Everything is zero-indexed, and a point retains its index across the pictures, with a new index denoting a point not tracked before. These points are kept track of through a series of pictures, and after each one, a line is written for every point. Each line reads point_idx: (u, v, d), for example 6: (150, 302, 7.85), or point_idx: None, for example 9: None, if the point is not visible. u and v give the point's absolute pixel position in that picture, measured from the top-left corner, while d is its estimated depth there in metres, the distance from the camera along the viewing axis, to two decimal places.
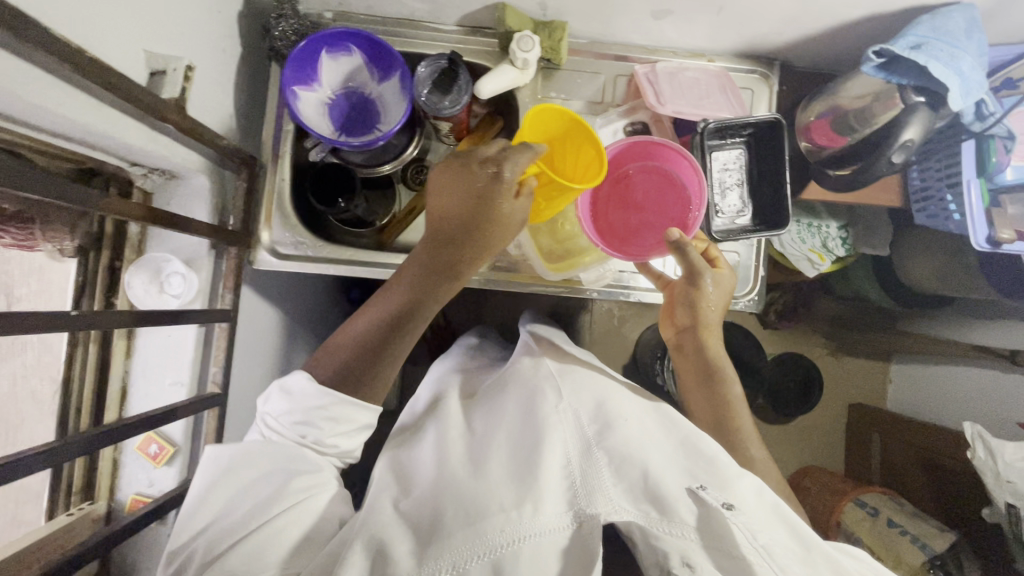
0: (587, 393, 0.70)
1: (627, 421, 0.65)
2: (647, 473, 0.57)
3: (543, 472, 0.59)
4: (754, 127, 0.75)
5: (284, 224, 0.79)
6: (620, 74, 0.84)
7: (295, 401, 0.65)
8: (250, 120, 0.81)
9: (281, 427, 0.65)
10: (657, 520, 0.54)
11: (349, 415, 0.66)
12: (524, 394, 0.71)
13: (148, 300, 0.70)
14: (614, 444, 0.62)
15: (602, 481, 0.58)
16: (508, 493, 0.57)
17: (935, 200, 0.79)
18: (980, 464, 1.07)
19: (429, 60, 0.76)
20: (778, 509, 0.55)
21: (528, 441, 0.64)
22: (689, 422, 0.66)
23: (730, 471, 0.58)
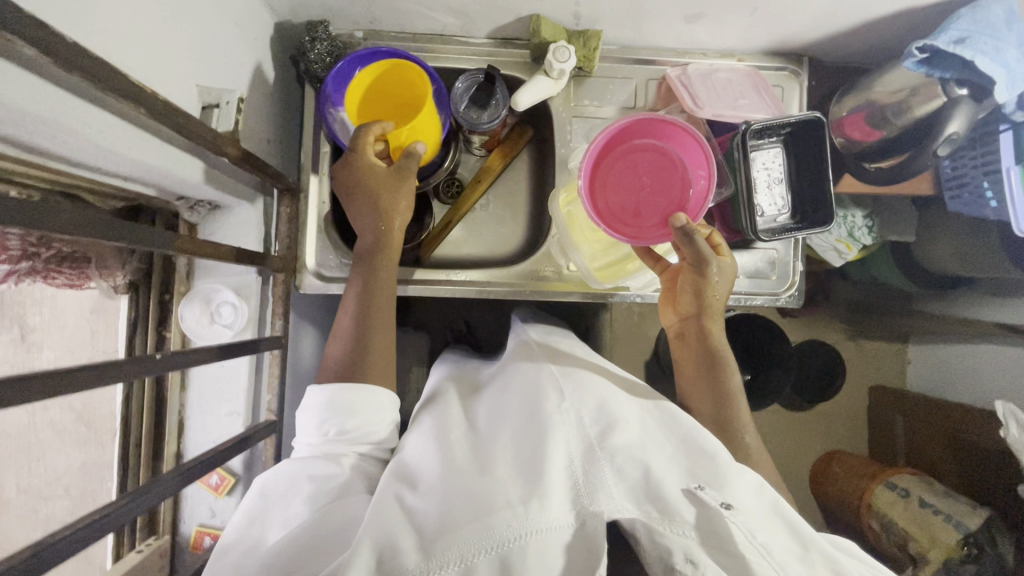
0: (592, 387, 0.64)
1: (632, 417, 0.60)
2: (649, 473, 0.52)
3: (547, 465, 0.52)
4: (792, 126, 0.75)
5: (326, 247, 0.77)
6: (651, 78, 0.84)
7: (311, 410, 0.62)
8: (285, 144, 0.81)
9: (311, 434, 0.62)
10: (659, 520, 0.49)
11: (361, 401, 0.62)
12: (520, 388, 0.66)
13: (201, 332, 0.70)
14: (620, 438, 0.55)
15: (602, 477, 0.52)
16: (511, 486, 0.51)
17: (971, 187, 0.80)
18: (1013, 442, 1.08)
19: (466, 76, 0.76)
20: (779, 512, 0.51)
21: (527, 434, 0.57)
22: (690, 418, 0.60)
23: (730, 468, 0.53)
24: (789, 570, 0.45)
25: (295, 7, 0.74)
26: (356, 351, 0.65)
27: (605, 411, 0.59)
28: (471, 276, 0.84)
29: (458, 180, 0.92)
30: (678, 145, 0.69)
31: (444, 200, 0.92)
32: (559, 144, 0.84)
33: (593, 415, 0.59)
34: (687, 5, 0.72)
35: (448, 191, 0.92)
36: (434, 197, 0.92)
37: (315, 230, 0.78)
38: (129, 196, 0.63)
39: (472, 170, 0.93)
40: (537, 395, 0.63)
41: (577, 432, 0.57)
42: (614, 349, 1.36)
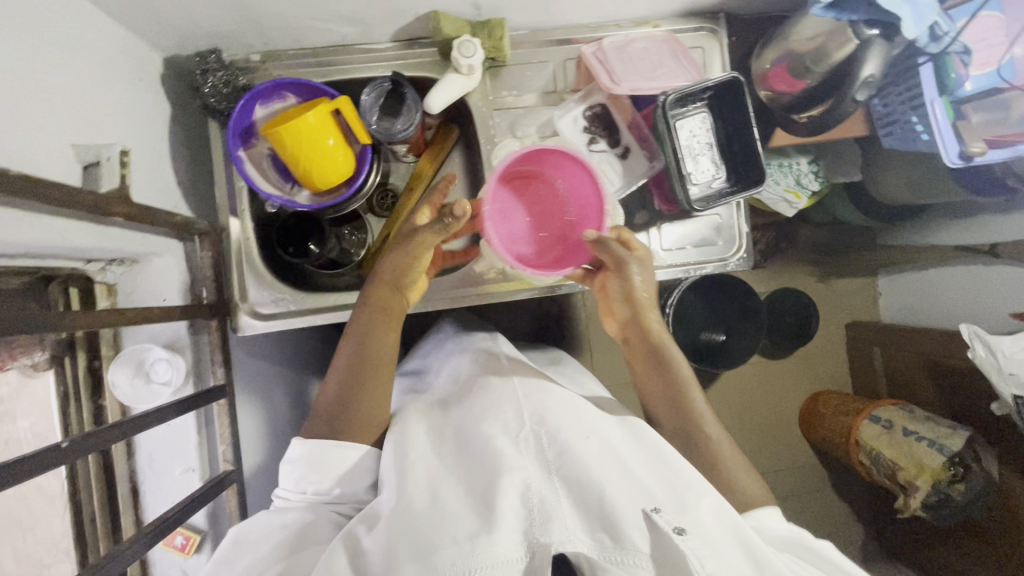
0: (554, 400, 0.64)
1: (593, 431, 0.60)
2: (606, 496, 0.52)
3: (498, 497, 0.52)
4: (712, 89, 0.73)
5: (261, 284, 0.77)
6: (568, 58, 0.81)
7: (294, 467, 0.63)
8: (197, 183, 0.77)
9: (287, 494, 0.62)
10: (611, 550, 0.51)
11: (343, 459, 0.63)
12: (482, 409, 0.64)
13: (138, 395, 0.67)
14: (576, 456, 0.56)
15: (558, 505, 0.53)
16: (465, 522, 0.52)
17: (901, 123, 0.79)
18: (981, 362, 1.10)
19: (372, 86, 0.72)
20: (737, 534, 0.51)
21: (481, 457, 0.57)
22: (653, 438, 0.61)
23: (690, 493, 0.54)
24: None
25: (178, 39, 0.70)
26: (340, 403, 0.66)
27: (565, 430, 0.59)
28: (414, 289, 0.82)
29: (391, 190, 0.89)
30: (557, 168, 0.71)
31: (381, 213, 0.89)
32: (484, 141, 0.81)
33: (552, 435, 0.59)
34: None
35: (383, 204, 0.89)
36: (370, 212, 0.89)
37: (244, 269, 0.76)
38: (30, 269, 0.59)
39: (404, 178, 0.90)
40: (498, 415, 0.62)
41: (536, 458, 0.57)
42: (586, 330, 1.34)
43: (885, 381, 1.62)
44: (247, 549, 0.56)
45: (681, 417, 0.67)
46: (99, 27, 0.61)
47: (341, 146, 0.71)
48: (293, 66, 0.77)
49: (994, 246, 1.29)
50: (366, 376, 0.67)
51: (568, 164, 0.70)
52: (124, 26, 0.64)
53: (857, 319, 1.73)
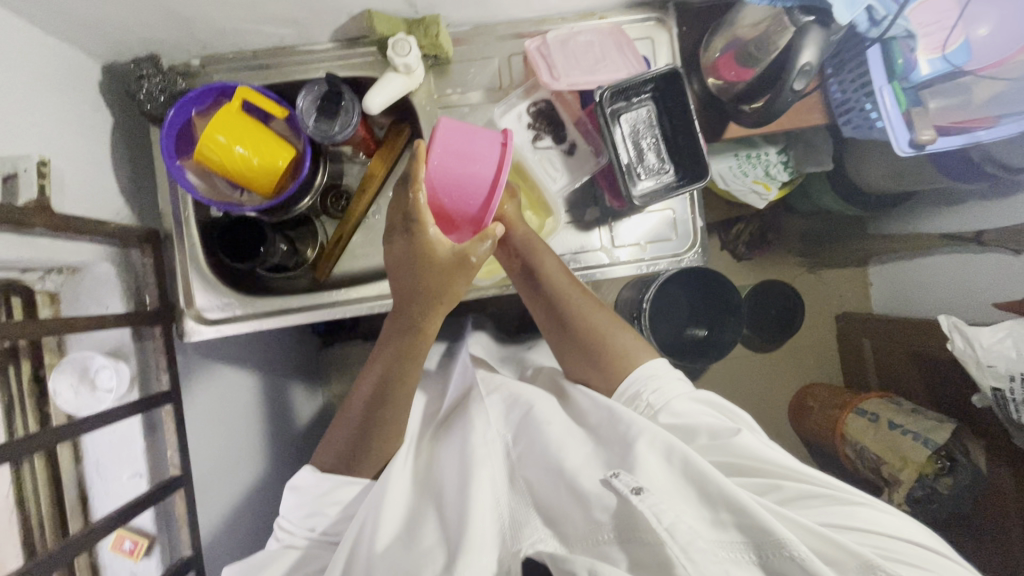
0: (519, 409, 0.68)
1: (557, 419, 0.64)
2: (565, 478, 0.55)
3: (468, 514, 0.55)
4: (653, 82, 0.71)
5: (207, 290, 0.78)
6: (513, 53, 0.80)
7: (304, 495, 0.64)
8: (142, 190, 0.77)
9: (293, 526, 0.63)
10: (579, 542, 0.52)
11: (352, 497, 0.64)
12: (457, 423, 0.69)
13: (81, 402, 0.67)
14: (538, 463, 0.59)
15: (528, 510, 0.57)
16: (440, 548, 0.55)
17: (856, 110, 0.77)
18: (960, 353, 1.07)
19: (306, 89, 0.72)
20: (688, 475, 0.52)
21: (454, 478, 0.61)
22: (603, 400, 0.63)
23: (639, 444, 0.55)
24: (693, 548, 0.46)
25: (113, 46, 0.70)
26: (356, 437, 0.65)
27: (529, 426, 0.64)
28: (361, 292, 0.82)
29: (343, 190, 0.88)
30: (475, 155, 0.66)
31: (334, 214, 0.88)
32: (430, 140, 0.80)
33: (519, 436, 0.64)
34: None
35: (336, 205, 0.88)
36: (322, 214, 0.88)
37: (190, 273, 0.78)
38: None
39: (357, 179, 0.89)
40: (469, 420, 0.67)
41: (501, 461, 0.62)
42: None
43: (874, 373, 1.58)
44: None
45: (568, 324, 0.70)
46: (25, 36, 0.61)
47: (256, 152, 0.71)
48: (233, 70, 0.77)
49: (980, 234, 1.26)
50: (393, 401, 0.65)
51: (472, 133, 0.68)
52: (53, 35, 0.64)
53: (847, 310, 1.70)
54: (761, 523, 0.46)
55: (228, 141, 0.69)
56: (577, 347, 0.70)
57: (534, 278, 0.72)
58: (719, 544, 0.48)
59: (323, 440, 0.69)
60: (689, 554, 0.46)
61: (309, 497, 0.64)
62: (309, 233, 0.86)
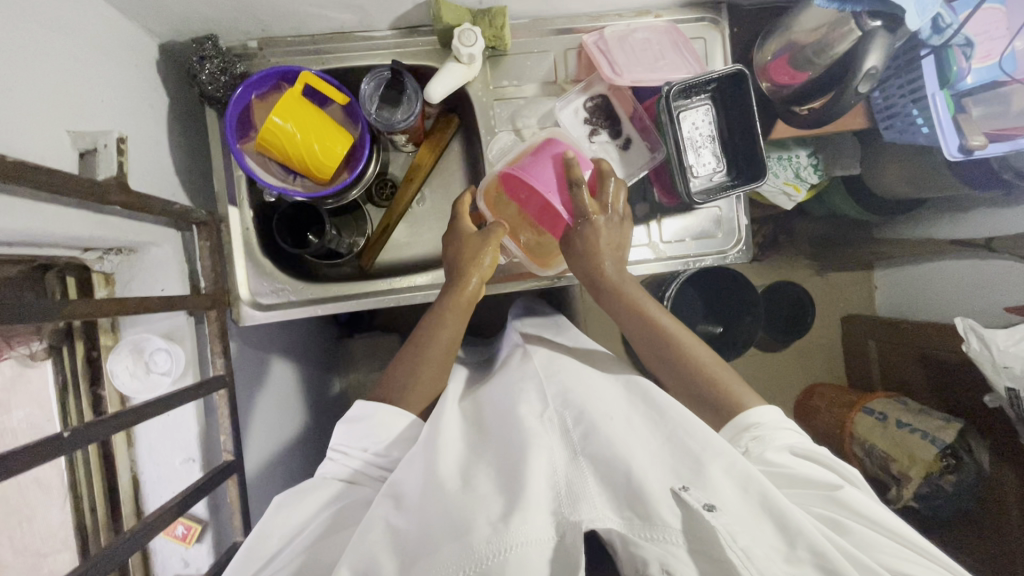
0: (578, 393, 0.69)
1: (618, 415, 0.65)
2: (631, 475, 0.54)
3: (528, 481, 0.55)
4: (717, 81, 0.73)
5: (260, 274, 0.77)
6: (568, 47, 0.80)
7: (358, 429, 0.67)
8: (194, 172, 0.76)
9: (348, 452, 0.66)
10: (640, 527, 0.51)
11: (393, 422, 0.68)
12: (509, 400, 0.69)
13: (136, 384, 0.67)
14: (602, 444, 0.59)
15: (586, 487, 0.55)
16: (495, 506, 0.54)
17: (902, 115, 0.79)
18: (975, 355, 1.11)
19: (372, 75, 0.72)
20: (766, 506, 0.53)
21: (512, 446, 0.61)
22: (677, 412, 0.63)
23: (715, 467, 0.56)
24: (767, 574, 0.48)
25: (175, 25, 0.69)
26: (404, 372, 0.72)
27: (591, 411, 0.64)
28: (413, 280, 0.82)
29: (389, 179, 0.90)
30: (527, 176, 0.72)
31: (379, 203, 0.90)
32: (484, 131, 0.81)
33: (579, 418, 0.64)
34: None
35: (381, 193, 0.90)
36: (368, 202, 0.90)
37: (243, 259, 0.76)
38: (26, 258, 0.58)
39: (403, 168, 0.90)
40: (534, 407, 0.67)
41: (561, 443, 0.61)
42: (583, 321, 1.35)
43: (879, 374, 1.62)
44: (303, 510, 0.62)
45: (676, 355, 0.71)
46: (93, 9, 0.60)
47: (316, 138, 0.71)
48: (290, 53, 0.76)
49: (989, 240, 1.30)
50: (435, 344, 0.73)
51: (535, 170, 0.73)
52: (120, 10, 0.63)
53: (852, 312, 1.74)
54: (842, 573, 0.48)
55: (289, 127, 0.70)
56: (659, 360, 0.72)
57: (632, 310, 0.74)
58: None
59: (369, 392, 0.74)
60: None
61: (359, 425, 0.67)
62: (356, 223, 0.87)
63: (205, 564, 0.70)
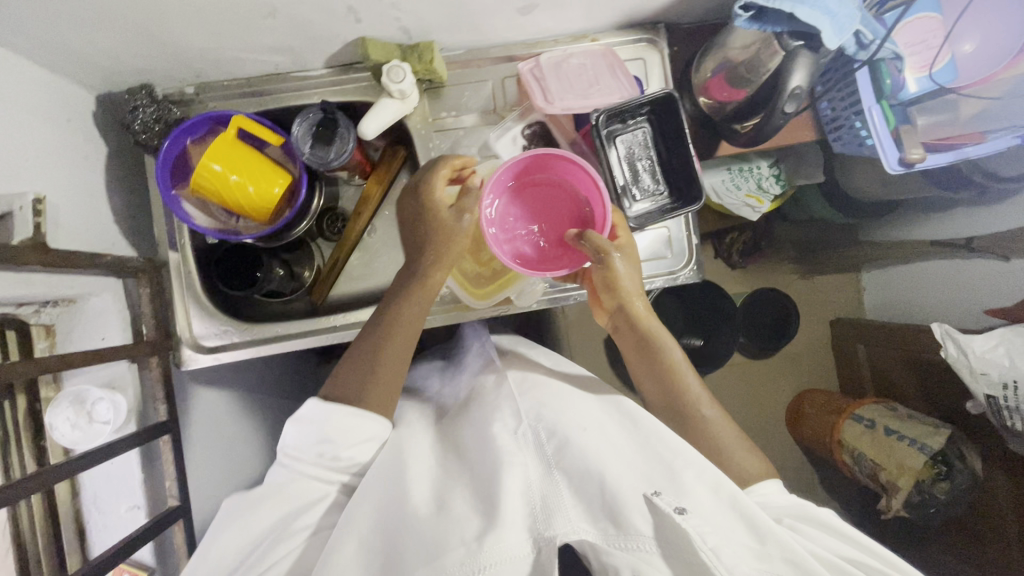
0: (548, 411, 0.68)
1: (587, 426, 0.64)
2: (604, 485, 0.54)
3: (501, 496, 0.55)
4: (650, 105, 0.72)
5: (204, 317, 0.77)
6: (506, 75, 0.80)
7: (310, 425, 0.65)
8: (138, 219, 0.77)
9: (298, 452, 0.65)
10: (614, 537, 0.52)
11: (354, 425, 0.65)
12: (484, 414, 0.69)
13: (78, 436, 0.67)
14: (573, 458, 0.59)
15: (561, 500, 0.55)
16: (471, 524, 0.54)
17: (847, 127, 0.78)
18: (953, 361, 1.08)
19: (301, 117, 0.73)
20: (736, 508, 0.53)
21: (483, 466, 0.61)
22: (650, 422, 0.64)
23: (686, 473, 0.56)
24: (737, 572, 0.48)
25: (108, 77, 0.70)
26: (365, 366, 0.68)
27: (563, 426, 0.64)
28: (348, 315, 0.80)
29: (339, 213, 0.90)
30: (557, 169, 0.72)
31: (330, 237, 0.90)
32: (425, 163, 0.81)
33: (550, 431, 0.64)
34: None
35: (332, 228, 0.90)
36: (319, 236, 0.90)
37: (185, 302, 0.77)
38: None
39: (353, 201, 0.90)
40: (506, 423, 0.66)
41: (537, 458, 0.61)
42: None
43: (870, 378, 1.59)
44: (260, 521, 0.61)
45: (675, 399, 0.72)
46: (18, 69, 0.61)
47: (251, 180, 0.72)
48: (228, 96, 0.77)
49: (969, 240, 1.27)
50: (395, 332, 0.69)
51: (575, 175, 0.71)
52: (49, 68, 0.64)
53: (840, 315, 1.71)
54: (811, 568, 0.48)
55: (223, 171, 0.70)
56: (664, 398, 0.73)
57: (644, 342, 0.74)
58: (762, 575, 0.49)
59: None
60: None
61: (314, 422, 0.65)
62: (307, 256, 0.87)
63: None
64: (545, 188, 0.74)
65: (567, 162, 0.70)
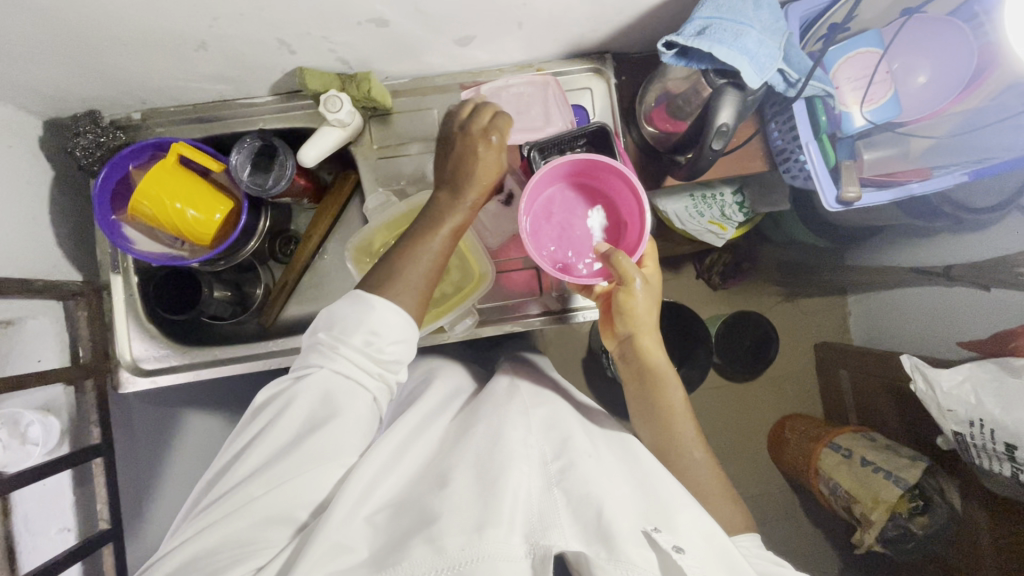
0: (562, 425, 0.66)
1: (596, 450, 0.63)
2: (602, 512, 0.53)
3: (503, 495, 0.54)
4: (585, 137, 0.71)
5: (143, 338, 0.78)
6: (452, 103, 0.81)
7: (344, 323, 0.58)
8: (85, 240, 0.79)
9: (333, 349, 0.58)
10: (606, 562, 0.51)
11: (386, 333, 0.59)
12: (495, 415, 0.67)
13: (10, 457, 0.64)
14: (579, 476, 0.58)
15: (558, 516, 0.54)
16: (468, 516, 0.52)
17: (793, 160, 0.77)
18: (922, 395, 1.05)
19: (239, 146, 0.75)
20: (723, 559, 0.53)
21: (488, 458, 0.58)
22: (651, 463, 0.63)
23: (682, 513, 0.55)
24: None
25: (54, 105, 0.71)
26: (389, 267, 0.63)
27: (571, 445, 0.62)
28: (284, 341, 0.80)
29: (291, 235, 0.90)
30: (603, 181, 0.71)
31: (281, 258, 0.90)
32: (370, 188, 0.81)
33: (557, 450, 0.61)
34: (452, 31, 0.69)
35: (284, 249, 0.90)
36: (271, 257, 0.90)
37: (128, 322, 0.78)
38: None
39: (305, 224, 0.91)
40: (519, 429, 0.64)
41: (540, 468, 0.60)
42: None
43: (853, 406, 1.54)
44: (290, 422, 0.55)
45: (668, 436, 0.71)
46: None
47: (189, 204, 0.72)
48: (175, 121, 0.78)
49: (947, 269, 1.24)
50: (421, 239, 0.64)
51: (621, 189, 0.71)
52: None
53: (825, 339, 1.67)
54: None
55: (161, 197, 0.71)
56: (659, 431, 0.71)
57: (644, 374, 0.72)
58: None
59: None
60: None
61: (345, 313, 0.59)
62: (254, 279, 0.86)
63: None
64: (588, 198, 0.73)
65: (618, 177, 0.70)
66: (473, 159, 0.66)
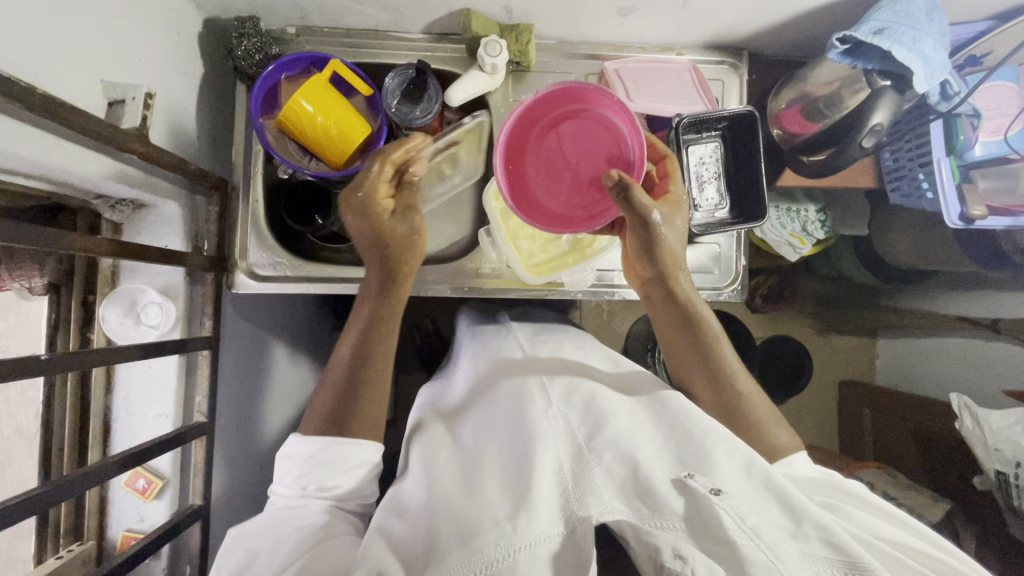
0: (582, 388, 0.66)
1: (621, 412, 0.62)
2: (637, 467, 0.54)
3: (533, 475, 0.54)
4: (728, 120, 0.75)
5: (261, 245, 0.79)
6: (590, 73, 0.84)
7: (294, 458, 0.62)
8: (217, 142, 0.80)
9: (291, 485, 0.62)
10: (649, 517, 0.50)
11: (343, 455, 0.62)
12: (513, 395, 0.66)
13: (126, 333, 0.68)
14: (608, 440, 0.57)
15: (594, 481, 0.54)
16: (501, 504, 0.54)
17: (908, 179, 0.81)
18: (968, 433, 1.08)
19: (397, 71, 0.76)
20: (769, 487, 0.51)
21: (513, 450, 0.60)
22: (678, 400, 0.62)
23: (718, 453, 0.55)
24: (778, 551, 0.46)
25: (222, 4, 0.73)
26: (334, 402, 0.64)
27: (596, 407, 0.62)
28: None
29: None
30: (590, 104, 0.67)
31: None
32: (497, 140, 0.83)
33: (584, 416, 0.62)
34: None
35: None
36: None
37: (247, 229, 0.79)
38: (43, 196, 0.61)
39: None
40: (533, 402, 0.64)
41: (568, 437, 0.60)
42: None
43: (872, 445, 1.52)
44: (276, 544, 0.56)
45: (712, 370, 0.67)
46: None
47: (335, 124, 0.72)
48: (323, 43, 0.80)
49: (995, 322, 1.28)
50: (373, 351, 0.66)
51: (613, 109, 0.66)
52: None
53: (848, 378, 1.65)
54: (847, 544, 0.46)
55: (312, 110, 0.71)
56: (702, 372, 0.68)
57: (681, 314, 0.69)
58: (803, 554, 0.47)
59: (320, 384, 0.68)
60: (774, 556, 0.46)
61: (297, 456, 0.62)
62: None
63: (160, 520, 0.70)
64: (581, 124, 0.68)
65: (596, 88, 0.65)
66: (392, 234, 0.65)
